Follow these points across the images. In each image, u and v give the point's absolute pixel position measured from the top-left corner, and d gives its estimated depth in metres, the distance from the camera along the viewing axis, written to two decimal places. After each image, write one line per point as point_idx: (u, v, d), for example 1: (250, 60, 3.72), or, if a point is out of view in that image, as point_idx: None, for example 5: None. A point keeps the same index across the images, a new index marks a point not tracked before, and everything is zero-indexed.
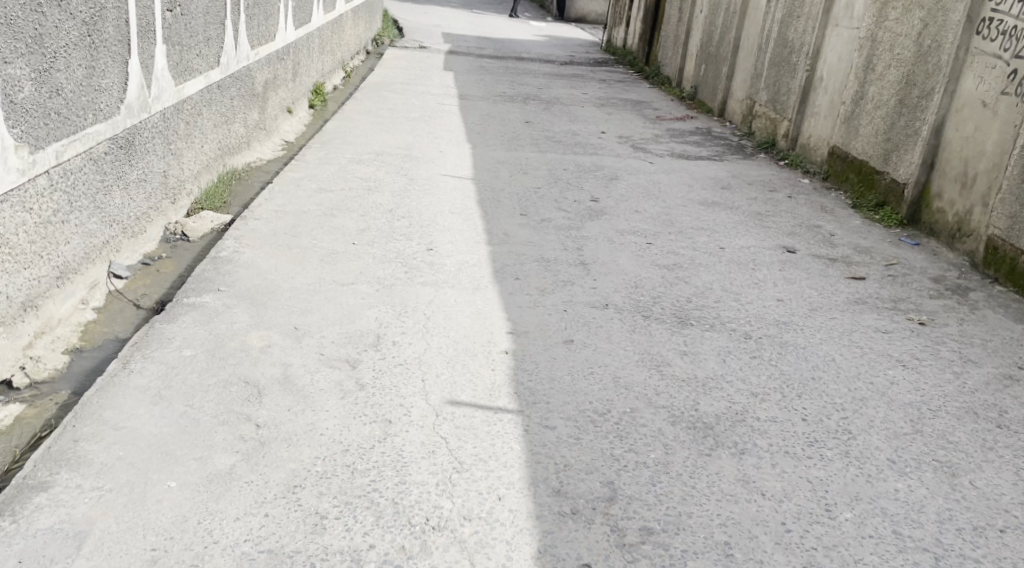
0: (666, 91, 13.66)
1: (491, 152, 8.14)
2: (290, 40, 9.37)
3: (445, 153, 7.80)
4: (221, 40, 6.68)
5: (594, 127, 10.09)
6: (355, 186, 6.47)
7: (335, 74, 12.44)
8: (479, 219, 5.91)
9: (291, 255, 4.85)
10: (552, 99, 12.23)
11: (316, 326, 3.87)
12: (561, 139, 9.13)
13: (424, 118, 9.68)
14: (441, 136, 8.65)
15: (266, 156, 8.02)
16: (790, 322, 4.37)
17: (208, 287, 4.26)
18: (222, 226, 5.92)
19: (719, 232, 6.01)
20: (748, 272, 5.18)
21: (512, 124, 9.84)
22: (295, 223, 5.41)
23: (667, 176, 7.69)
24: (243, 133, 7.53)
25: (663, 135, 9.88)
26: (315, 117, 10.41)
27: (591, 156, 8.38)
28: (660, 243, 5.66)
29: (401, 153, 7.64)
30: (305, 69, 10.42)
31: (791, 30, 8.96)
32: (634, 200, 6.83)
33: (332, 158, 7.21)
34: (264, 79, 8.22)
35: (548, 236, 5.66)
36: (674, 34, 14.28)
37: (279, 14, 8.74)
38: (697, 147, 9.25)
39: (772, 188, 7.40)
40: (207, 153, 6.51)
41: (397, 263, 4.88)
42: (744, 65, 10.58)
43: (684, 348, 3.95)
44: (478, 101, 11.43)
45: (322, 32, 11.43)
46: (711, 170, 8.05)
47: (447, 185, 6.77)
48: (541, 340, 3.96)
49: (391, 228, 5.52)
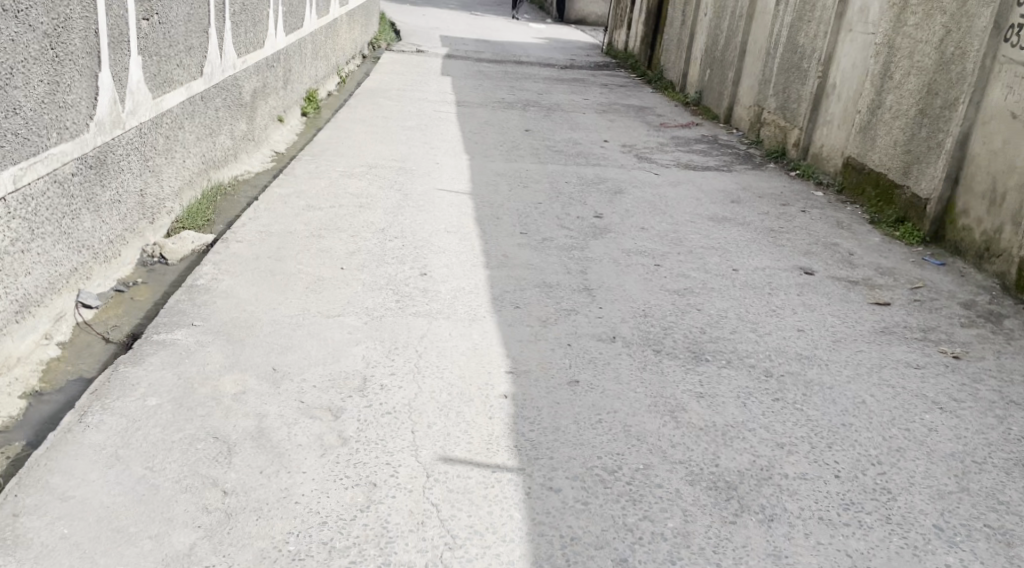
0: (669, 96, 13.33)
1: (490, 163, 7.80)
2: (281, 46, 9.03)
3: (442, 165, 7.46)
4: (204, 48, 6.35)
5: (596, 135, 9.75)
6: (346, 202, 6.14)
7: (329, 80, 12.11)
8: (476, 239, 5.57)
9: (273, 281, 4.51)
10: (553, 105, 11.89)
11: (297, 368, 3.54)
12: (563, 149, 8.80)
13: (420, 126, 9.35)
14: (437, 146, 8.31)
15: (255, 168, 7.68)
16: (813, 356, 4.04)
17: (181, 321, 3.92)
18: (204, 246, 5.58)
19: (731, 251, 5.68)
20: (765, 297, 4.85)
21: (511, 132, 9.51)
22: (280, 245, 5.08)
23: (674, 189, 7.35)
24: (230, 144, 7.19)
25: (668, 143, 9.54)
26: (308, 125, 10.07)
27: (594, 167, 8.04)
28: (669, 264, 5.32)
29: (396, 165, 7.29)
30: (297, 75, 10.09)
31: (801, 34, 8.63)
32: (640, 216, 6.49)
33: (322, 172, 6.88)
34: (252, 87, 7.89)
35: (551, 257, 5.33)
36: (677, 37, 13.94)
37: (269, 20, 8.41)
38: (704, 157, 8.91)
39: (784, 202, 7.07)
40: (189, 168, 6.18)
41: (388, 291, 4.54)
42: (751, 71, 10.25)
43: (701, 388, 3.61)
44: (476, 108, 11.10)
45: (316, 37, 11.10)
46: (720, 181, 7.72)
47: (443, 200, 6.43)
48: (544, 381, 3.62)
49: (382, 249, 5.18)
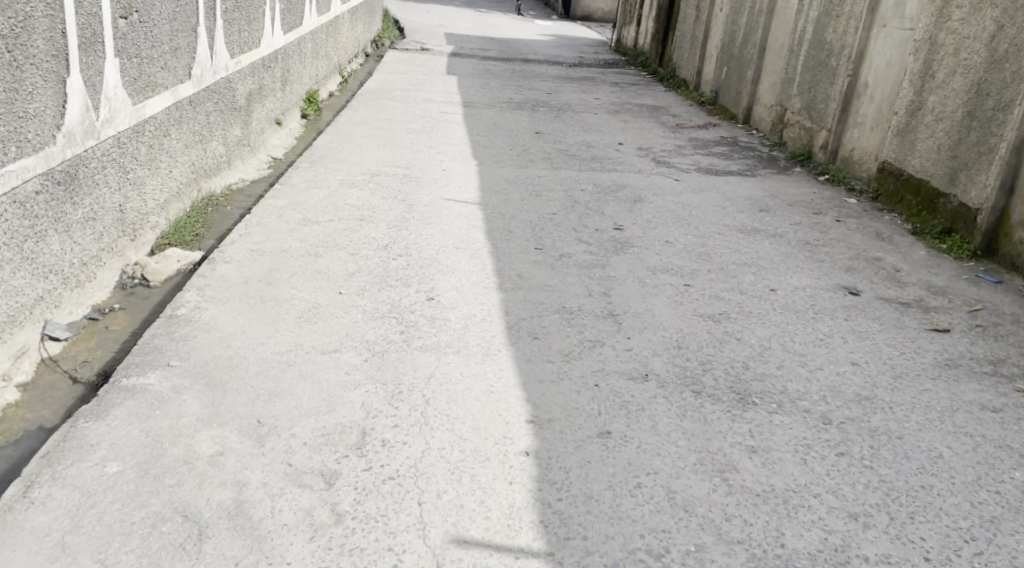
0: (683, 94, 12.84)
1: (499, 169, 7.32)
2: (278, 45, 8.55)
3: (449, 173, 6.98)
4: (193, 48, 5.88)
5: (610, 137, 9.27)
6: (347, 215, 5.67)
7: (330, 79, 11.63)
8: (488, 256, 5.10)
9: (264, 310, 4.03)
10: (563, 105, 11.41)
11: (286, 420, 3.10)
12: (576, 152, 8.32)
13: (425, 129, 8.87)
14: (443, 151, 7.83)
15: (249, 176, 7.20)
16: (874, 396, 3.58)
17: (157, 361, 3.45)
18: (191, 265, 5.10)
19: (766, 268, 5.21)
20: (809, 322, 4.38)
21: (521, 134, 9.03)
22: (272, 266, 4.60)
23: (698, 197, 6.87)
24: (222, 151, 6.71)
25: (686, 146, 9.06)
26: (308, 127, 9.61)
27: (610, 172, 7.57)
28: (701, 284, 4.85)
29: (399, 173, 6.81)
30: (296, 75, 9.61)
31: (828, 30, 8.15)
32: (664, 227, 6.02)
33: (320, 181, 6.40)
34: (247, 89, 7.41)
35: (571, 277, 4.87)
36: (690, 33, 13.44)
37: (265, 18, 7.93)
38: (725, 160, 8.44)
39: (817, 210, 6.60)
40: (177, 179, 5.70)
41: (391, 320, 4.06)
42: (772, 69, 9.76)
43: (752, 440, 3.17)
44: (483, 108, 10.61)
45: (316, 35, 10.62)
46: (746, 188, 7.24)
47: (451, 212, 5.96)
48: (569, 433, 3.15)
49: (385, 269, 4.70)
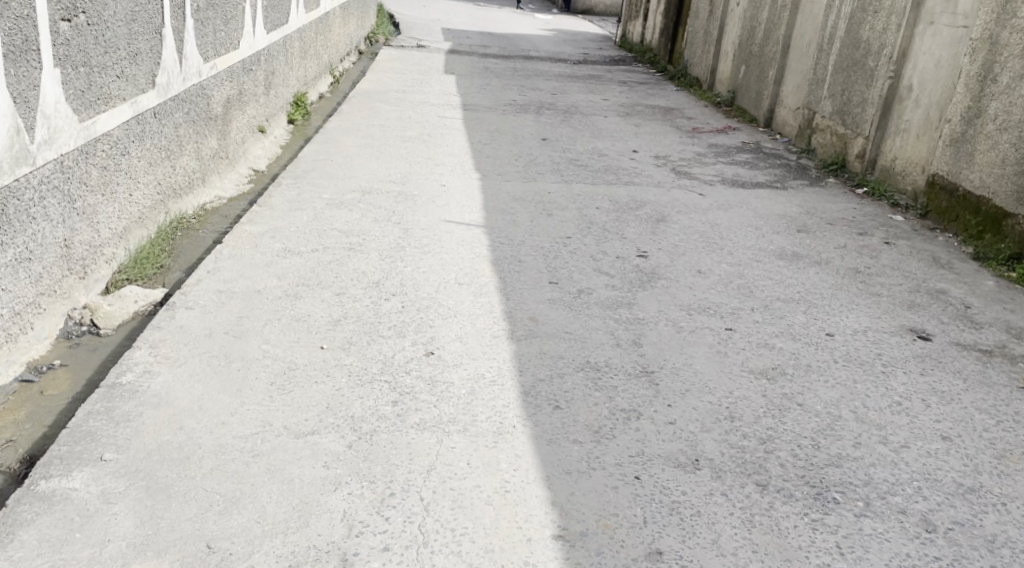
0: (696, 94, 12.17)
1: (505, 184, 6.64)
2: (261, 46, 7.85)
3: (450, 190, 6.29)
4: (157, 53, 5.18)
5: (623, 144, 8.60)
6: (335, 243, 4.99)
7: (320, 80, 10.94)
8: (496, 294, 4.43)
9: (227, 376, 3.32)
10: (569, 108, 10.72)
11: (243, 545, 2.58)
12: (588, 163, 7.65)
13: (423, 136, 8.18)
14: (443, 163, 7.16)
15: (227, 192, 6.51)
16: (980, 487, 2.97)
17: (87, 453, 2.82)
18: (153, 305, 4.40)
19: (816, 304, 4.54)
20: (879, 377, 3.70)
21: (527, 142, 8.35)
22: (242, 313, 3.92)
23: (727, 216, 6.20)
24: (195, 168, 6.02)
25: (706, 154, 8.39)
26: (296, 134, 8.93)
27: (626, 186, 6.90)
28: (745, 327, 4.18)
29: (395, 190, 6.13)
30: (283, 78, 8.92)
31: (864, 28, 7.49)
32: (694, 254, 5.33)
33: (306, 202, 5.72)
34: (225, 96, 6.72)
35: (593, 320, 4.18)
36: (703, 30, 12.77)
37: (245, 16, 7.23)
38: (751, 170, 7.77)
39: (861, 230, 5.94)
40: (139, 203, 5.02)
41: (382, 385, 3.35)
42: (797, 69, 9.10)
43: (843, 562, 2.65)
44: (484, 112, 9.92)
45: (304, 34, 9.93)
46: (778, 204, 6.58)
47: (453, 239, 5.29)
48: (610, 558, 2.61)
49: (377, 314, 4.02)
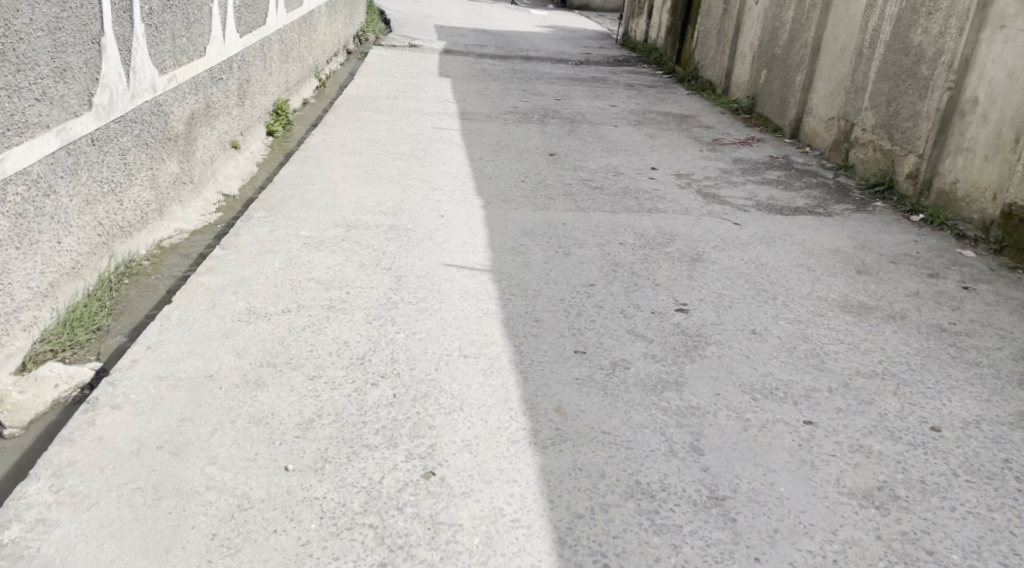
0: (711, 100, 11.31)
1: (512, 214, 5.80)
2: (233, 50, 6.94)
3: (449, 224, 5.43)
4: (95, 67, 4.30)
5: (640, 160, 7.73)
6: (314, 297, 4.12)
7: (305, 85, 10.05)
8: (512, 370, 3.57)
9: (157, 537, 2.67)
10: (576, 116, 9.83)
11: None
12: (604, 185, 6.79)
13: (416, 153, 7.30)
14: (440, 187, 6.29)
15: (190, 224, 5.60)
16: None
17: None
18: (78, 390, 3.48)
19: (906, 380, 3.68)
20: (1019, 501, 2.96)
21: (533, 159, 7.48)
22: (185, 412, 3.08)
23: (772, 252, 5.34)
24: (148, 199, 5.13)
25: (733, 171, 7.53)
26: (275, 148, 8.03)
27: (650, 214, 6.04)
28: (826, 418, 3.31)
29: (385, 226, 5.27)
30: (260, 85, 8.02)
31: (915, 32, 6.64)
32: (743, 305, 4.46)
33: (279, 242, 4.84)
34: (188, 113, 5.85)
35: (634, 412, 3.28)
36: (716, 30, 11.90)
37: (212, 18, 6.33)
38: (787, 192, 6.91)
39: (932, 271, 5.10)
40: (72, 250, 4.11)
41: (367, 535, 2.71)
42: (831, 76, 8.24)
43: None
44: (483, 121, 9.03)
45: (285, 34, 9.02)
46: (827, 235, 5.73)
47: (453, 289, 4.41)
48: None
49: (364, 410, 3.16)
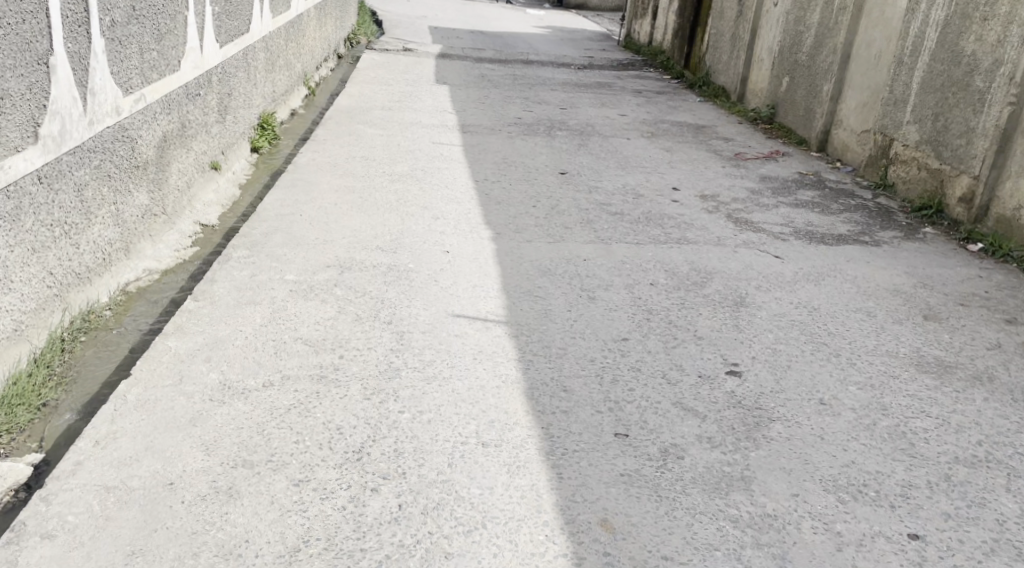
0: (726, 108, 10.72)
1: (525, 247, 5.19)
2: (213, 61, 6.30)
3: (456, 264, 4.81)
4: (42, 92, 3.70)
5: (659, 179, 7.11)
6: (302, 365, 3.49)
7: (294, 95, 9.42)
8: (542, 461, 2.98)
9: None
10: (584, 127, 9.20)
11: None
12: (623, 209, 6.18)
13: (415, 173, 6.67)
14: (444, 215, 5.67)
15: (161, 263, 4.99)
16: None
17: None
18: (11, 494, 2.88)
19: (1018, 469, 3.09)
20: None
21: (543, 179, 6.86)
22: (135, 541, 2.59)
23: (823, 291, 4.72)
24: (112, 237, 4.51)
25: (762, 192, 6.92)
26: (262, 167, 7.40)
27: (678, 245, 5.43)
28: (935, 527, 2.81)
29: (384, 267, 4.65)
30: (245, 98, 7.39)
31: (967, 39, 6.04)
32: (803, 363, 3.84)
33: (262, 289, 4.21)
34: (160, 136, 5.23)
35: (699, 526, 2.75)
36: (729, 34, 11.29)
37: (188, 28, 5.70)
38: (825, 216, 6.30)
39: (1008, 316, 4.49)
40: (13, 310, 3.53)
41: None
42: (865, 87, 7.63)
43: None
44: (487, 134, 8.40)
45: (272, 41, 8.39)
46: (880, 270, 5.12)
47: (464, 348, 3.79)
48: None
49: (364, 538, 2.64)
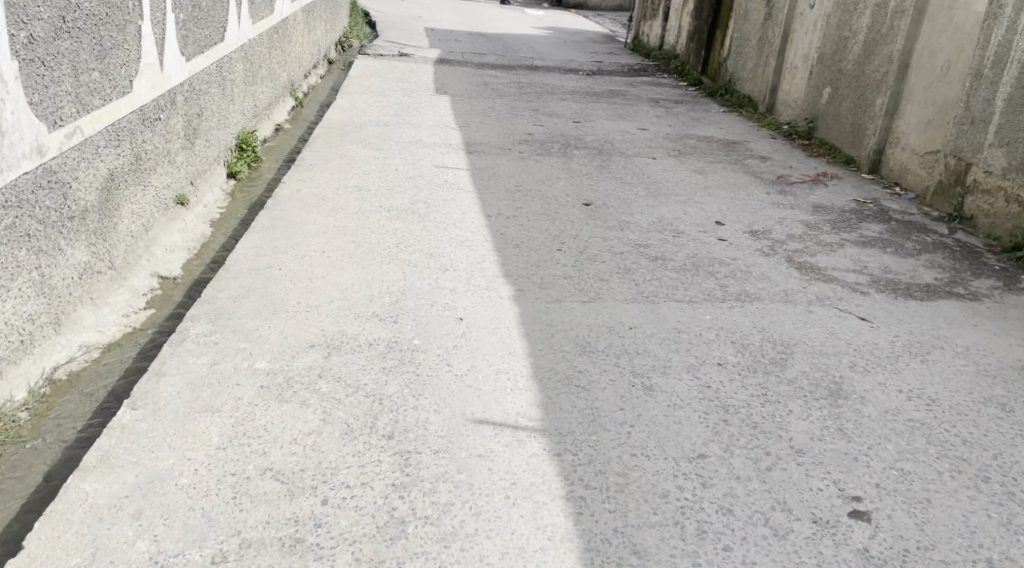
0: (754, 120, 9.77)
1: (555, 309, 4.23)
2: (177, 79, 5.32)
3: (473, 337, 3.85)
4: None
5: (698, 210, 6.14)
6: (268, 519, 2.67)
7: (278, 108, 8.43)
8: None
9: None
10: (603, 144, 8.23)
11: None
12: (664, 252, 5.22)
13: (417, 207, 5.71)
14: (454, 265, 4.71)
15: (104, 335, 4.02)
16: None
17: None
18: None
19: None
20: None
21: (565, 212, 5.90)
22: None
23: (934, 372, 3.78)
24: (35, 312, 3.54)
25: (820, 226, 5.96)
26: (240, 195, 6.41)
27: (738, 303, 4.48)
28: None
29: (384, 346, 3.69)
30: (218, 116, 6.38)
31: None
32: (944, 493, 2.94)
33: (223, 385, 3.24)
34: (106, 175, 4.26)
35: None
36: (755, 38, 10.33)
37: (143, 40, 4.72)
38: (902, 258, 5.36)
39: None
40: None
41: None
42: (931, 101, 6.69)
43: None
44: (495, 154, 7.43)
45: (253, 49, 7.39)
46: (993, 336, 4.21)
47: (491, 477, 2.86)
48: None
49: None
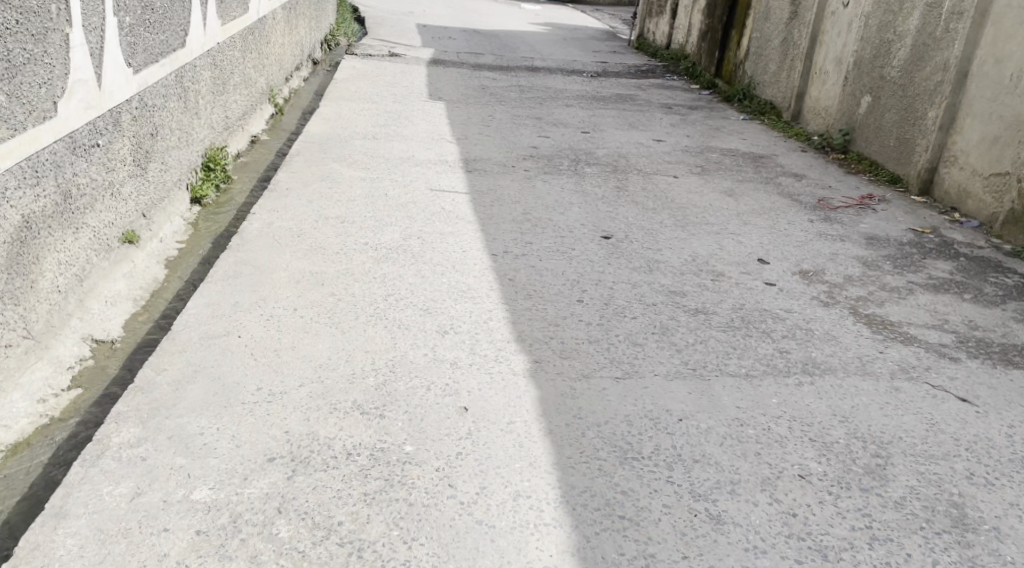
0: (779, 128, 8.90)
1: (584, 390, 3.38)
2: (122, 97, 4.45)
3: (484, 439, 3.00)
4: None
5: (736, 244, 5.30)
6: None
7: (256, 119, 7.55)
8: None
9: None
10: (617, 159, 7.38)
11: None
12: (703, 301, 4.38)
13: (410, 244, 4.85)
14: (455, 325, 3.84)
15: (8, 432, 3.19)
16: None
17: None
18: None
19: None
20: None
21: (582, 246, 5.06)
22: None
23: None
24: None
25: (880, 263, 5.12)
26: (206, 226, 5.52)
27: (807, 375, 3.64)
28: None
29: (366, 460, 2.85)
30: (179, 134, 5.48)
31: None
32: None
33: (146, 533, 2.56)
34: (20, 224, 3.42)
35: None
36: (778, 38, 9.45)
37: (73, 50, 3.84)
38: (985, 307, 4.53)
39: None
40: None
41: None
42: (998, 116, 5.85)
43: None
44: (498, 173, 6.57)
45: (222, 52, 6.51)
46: None
47: None
48: None
49: None
